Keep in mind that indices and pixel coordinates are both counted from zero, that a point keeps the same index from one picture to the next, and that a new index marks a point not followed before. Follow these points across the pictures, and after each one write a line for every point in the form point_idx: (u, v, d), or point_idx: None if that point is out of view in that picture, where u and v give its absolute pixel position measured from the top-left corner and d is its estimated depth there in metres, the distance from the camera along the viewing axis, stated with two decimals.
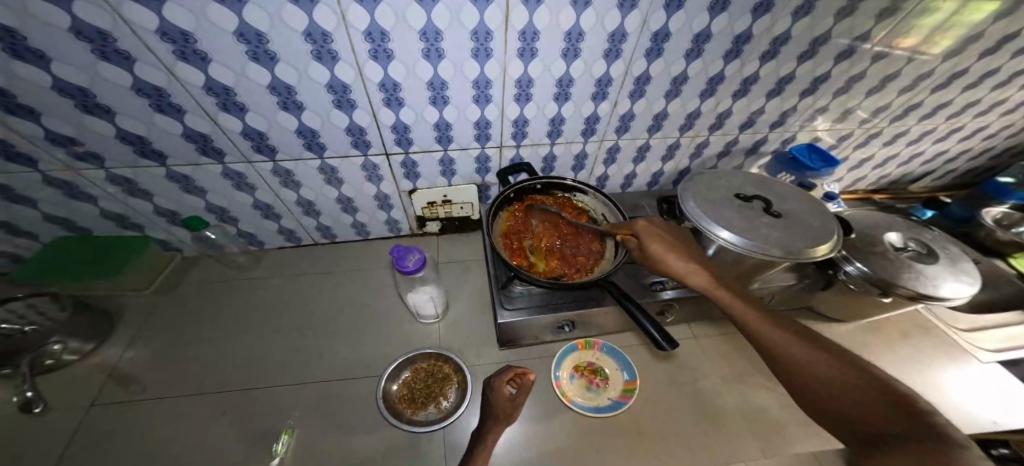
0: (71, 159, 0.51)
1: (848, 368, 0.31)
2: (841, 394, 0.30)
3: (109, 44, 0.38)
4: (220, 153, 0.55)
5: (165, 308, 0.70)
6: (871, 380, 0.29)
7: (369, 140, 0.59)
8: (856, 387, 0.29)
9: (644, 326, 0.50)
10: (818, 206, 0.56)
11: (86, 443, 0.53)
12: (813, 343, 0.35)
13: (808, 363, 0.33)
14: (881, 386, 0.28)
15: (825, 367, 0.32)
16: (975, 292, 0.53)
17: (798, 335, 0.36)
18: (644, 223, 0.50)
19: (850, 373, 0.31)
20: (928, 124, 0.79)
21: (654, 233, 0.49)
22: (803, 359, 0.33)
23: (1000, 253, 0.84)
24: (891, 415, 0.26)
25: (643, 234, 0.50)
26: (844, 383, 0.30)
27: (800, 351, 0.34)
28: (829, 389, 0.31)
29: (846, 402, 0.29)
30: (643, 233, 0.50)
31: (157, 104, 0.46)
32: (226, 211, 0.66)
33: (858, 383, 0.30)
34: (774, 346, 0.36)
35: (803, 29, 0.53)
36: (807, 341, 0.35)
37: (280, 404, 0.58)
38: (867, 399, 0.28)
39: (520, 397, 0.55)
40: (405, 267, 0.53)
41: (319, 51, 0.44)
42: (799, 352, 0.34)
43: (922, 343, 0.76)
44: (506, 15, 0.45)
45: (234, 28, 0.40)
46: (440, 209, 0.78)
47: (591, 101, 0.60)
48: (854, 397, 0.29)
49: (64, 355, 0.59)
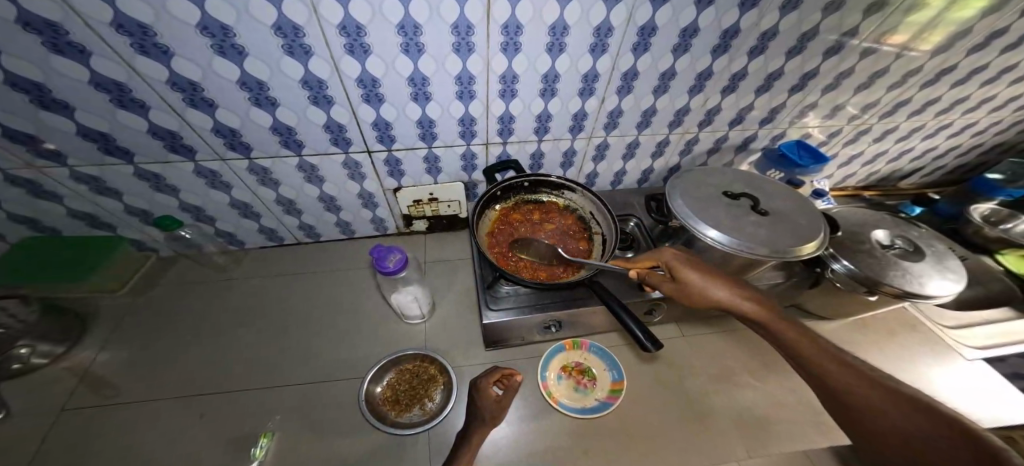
0: (32, 156, 0.49)
1: (885, 390, 0.30)
2: (874, 414, 0.29)
3: (61, 36, 0.36)
4: (192, 151, 0.53)
5: (140, 310, 0.68)
6: (907, 401, 0.28)
7: (349, 138, 0.57)
8: (889, 408, 0.29)
9: (627, 326, 0.49)
10: (805, 204, 0.56)
11: (53, 450, 0.51)
12: (846, 363, 0.34)
13: (838, 381, 0.33)
14: (920, 404, 0.27)
15: (856, 385, 0.32)
16: (962, 290, 0.53)
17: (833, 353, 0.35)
18: (672, 254, 0.49)
19: (882, 392, 0.30)
20: (918, 120, 0.79)
21: (685, 261, 0.48)
22: (833, 378, 0.33)
23: (988, 250, 0.84)
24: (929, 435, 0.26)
25: (672, 264, 0.48)
26: (876, 402, 0.30)
27: (828, 368, 0.34)
28: (861, 409, 0.31)
29: (880, 421, 0.29)
30: (673, 262, 0.48)
31: (118, 99, 0.44)
32: (203, 211, 0.65)
33: (892, 403, 0.29)
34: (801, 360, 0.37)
35: (790, 25, 0.52)
36: (844, 361, 0.34)
37: (257, 408, 0.57)
38: (901, 418, 0.28)
39: (507, 398, 0.54)
40: (386, 268, 0.51)
41: (291, 45, 0.42)
42: (827, 369, 0.34)
43: (908, 340, 0.76)
44: (487, 8, 0.43)
45: (198, 22, 0.38)
46: (426, 208, 0.76)
47: (578, 98, 0.59)
48: (890, 416, 0.28)
49: (33, 359, 0.59)
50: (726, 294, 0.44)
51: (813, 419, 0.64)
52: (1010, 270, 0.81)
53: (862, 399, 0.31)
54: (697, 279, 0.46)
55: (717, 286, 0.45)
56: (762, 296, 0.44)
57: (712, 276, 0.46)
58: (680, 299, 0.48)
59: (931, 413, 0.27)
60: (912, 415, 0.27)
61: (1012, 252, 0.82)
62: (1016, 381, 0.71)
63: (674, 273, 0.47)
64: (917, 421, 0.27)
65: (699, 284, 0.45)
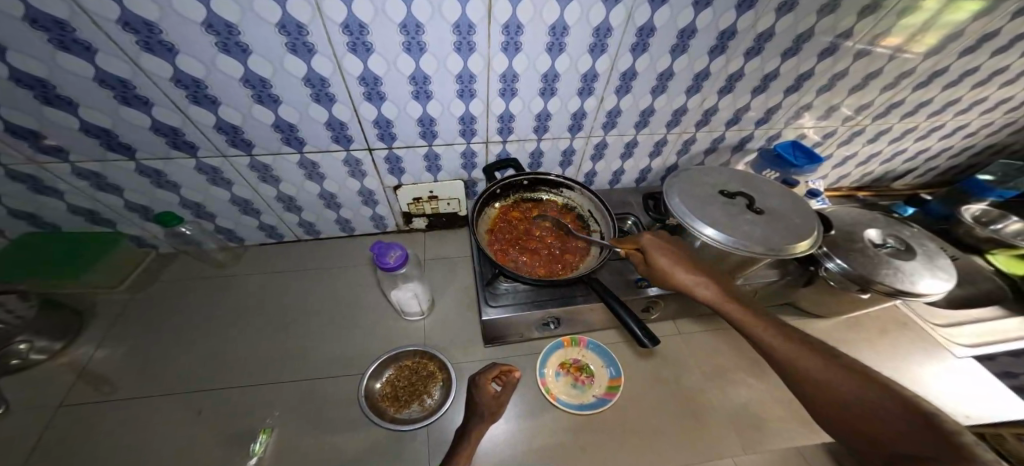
0: (35, 152, 0.49)
1: (845, 373, 0.31)
2: (834, 395, 0.30)
3: (68, 33, 0.37)
4: (194, 148, 0.53)
5: (139, 307, 0.68)
6: (867, 384, 0.29)
7: (351, 135, 0.58)
8: (846, 389, 0.30)
9: (625, 322, 0.50)
10: (799, 203, 0.57)
11: (51, 446, 0.51)
12: (806, 345, 0.35)
13: (796, 362, 0.34)
14: (876, 384, 0.29)
15: (815, 366, 0.33)
16: (951, 288, 0.54)
17: (794, 337, 0.36)
18: (648, 237, 0.50)
19: (840, 374, 0.31)
20: (911, 121, 0.80)
21: (659, 245, 0.49)
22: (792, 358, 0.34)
23: (979, 250, 0.86)
24: (887, 414, 0.27)
25: (648, 247, 0.49)
26: (834, 385, 0.31)
27: (788, 350, 0.35)
28: (819, 388, 0.31)
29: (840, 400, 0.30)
30: (646, 246, 0.49)
31: (122, 96, 0.44)
32: (203, 207, 0.65)
33: (849, 383, 0.30)
34: (761, 342, 0.38)
35: (785, 26, 0.53)
36: (804, 342, 0.35)
37: (257, 404, 0.57)
38: (862, 398, 0.29)
39: (505, 394, 0.55)
40: (386, 264, 0.52)
41: (294, 43, 0.43)
42: (785, 350, 0.36)
43: (900, 338, 0.77)
44: (489, 8, 0.44)
45: (203, 19, 0.38)
46: (426, 206, 0.77)
47: (577, 97, 0.60)
48: (851, 396, 0.29)
49: (31, 354, 0.58)
50: (693, 279, 0.46)
51: (807, 415, 0.65)
52: (1002, 270, 0.83)
53: (820, 380, 0.32)
54: (665, 264, 0.47)
55: (685, 270, 0.46)
56: (729, 285, 0.46)
57: (680, 261, 0.47)
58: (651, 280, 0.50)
59: (887, 393, 0.28)
60: (870, 395, 0.28)
61: (1002, 252, 0.83)
62: (1007, 379, 0.72)
63: (646, 257, 0.49)
64: (876, 400, 0.28)
65: (666, 270, 0.47)
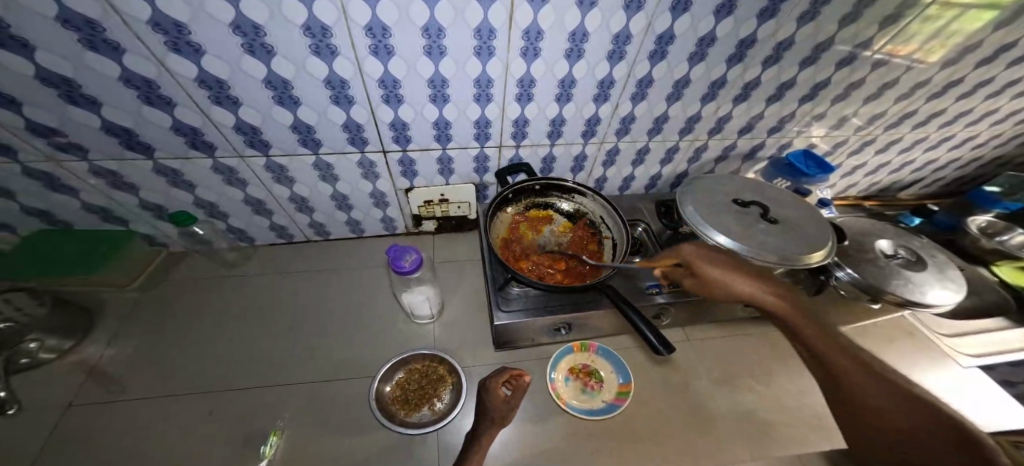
0: (53, 149, 0.49)
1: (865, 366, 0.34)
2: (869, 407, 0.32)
3: (98, 33, 0.37)
4: (212, 148, 0.53)
5: (148, 306, 0.68)
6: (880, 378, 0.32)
7: (366, 137, 0.58)
8: (879, 391, 0.32)
9: (640, 329, 0.49)
10: (815, 213, 0.57)
11: (61, 445, 0.51)
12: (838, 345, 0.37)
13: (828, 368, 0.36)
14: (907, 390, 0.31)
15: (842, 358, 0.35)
16: (962, 300, 0.54)
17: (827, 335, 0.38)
18: (690, 248, 0.48)
19: (853, 366, 0.34)
20: (920, 132, 0.81)
21: (703, 256, 0.47)
22: (812, 346, 0.38)
23: (984, 261, 0.87)
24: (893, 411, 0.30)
25: (692, 259, 0.48)
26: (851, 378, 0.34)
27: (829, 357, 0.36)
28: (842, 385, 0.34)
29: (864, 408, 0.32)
30: (692, 258, 0.48)
31: (145, 96, 0.44)
32: (216, 207, 0.64)
33: (859, 376, 0.33)
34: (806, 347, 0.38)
35: (804, 35, 0.53)
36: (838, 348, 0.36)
37: (267, 406, 0.57)
38: (881, 401, 0.31)
39: (515, 399, 0.54)
40: (401, 267, 0.52)
41: (318, 45, 0.43)
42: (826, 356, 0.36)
43: (907, 347, 0.78)
44: (511, 14, 0.44)
45: (231, 20, 0.38)
46: (436, 208, 0.77)
47: (593, 103, 0.60)
48: (869, 397, 0.32)
49: (40, 353, 0.58)
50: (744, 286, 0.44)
51: (815, 424, 0.65)
52: (1006, 281, 0.84)
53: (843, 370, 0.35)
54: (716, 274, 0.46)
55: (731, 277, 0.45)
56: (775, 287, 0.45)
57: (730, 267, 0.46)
58: (702, 293, 0.48)
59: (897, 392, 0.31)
60: (890, 398, 0.31)
61: (1008, 263, 0.84)
62: (1012, 391, 0.72)
63: (693, 270, 0.47)
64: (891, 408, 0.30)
65: (716, 279, 0.46)
